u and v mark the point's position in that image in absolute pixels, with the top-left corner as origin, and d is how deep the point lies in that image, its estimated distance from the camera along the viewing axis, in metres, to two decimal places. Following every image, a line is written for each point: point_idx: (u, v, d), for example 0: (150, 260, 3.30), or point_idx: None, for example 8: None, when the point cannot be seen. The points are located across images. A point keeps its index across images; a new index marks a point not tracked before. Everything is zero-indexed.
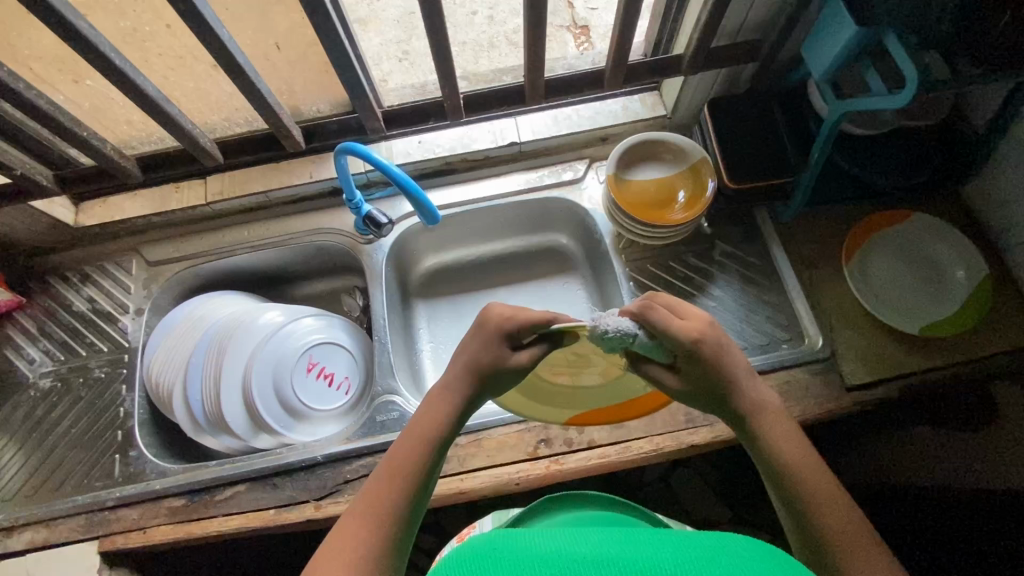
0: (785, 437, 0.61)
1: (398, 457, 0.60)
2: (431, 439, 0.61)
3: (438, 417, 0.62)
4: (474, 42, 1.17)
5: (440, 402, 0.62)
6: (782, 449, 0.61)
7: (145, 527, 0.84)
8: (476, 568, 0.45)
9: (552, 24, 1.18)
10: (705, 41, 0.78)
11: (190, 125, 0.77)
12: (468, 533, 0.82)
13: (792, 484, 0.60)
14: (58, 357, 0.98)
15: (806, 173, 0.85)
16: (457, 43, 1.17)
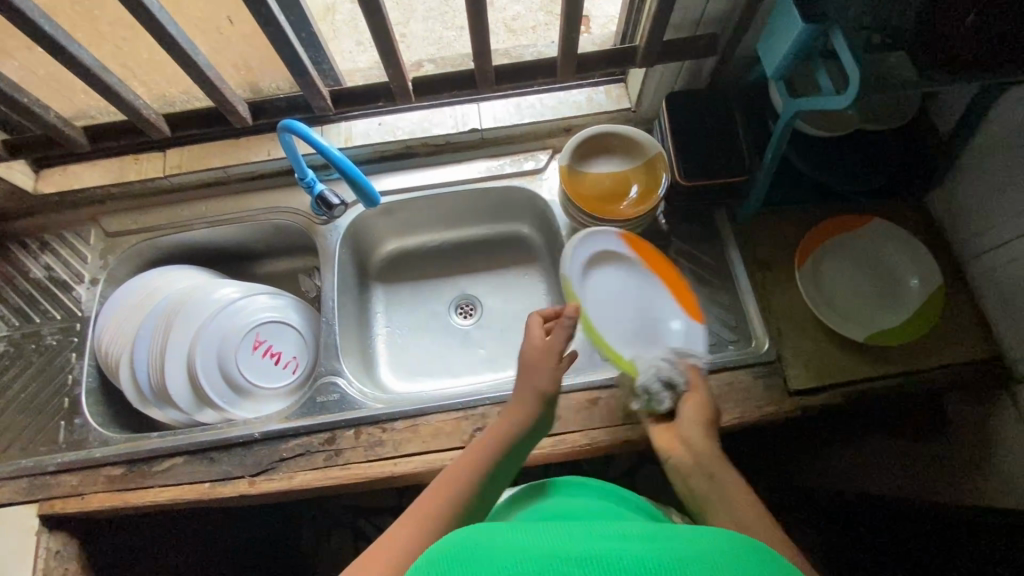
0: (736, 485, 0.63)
1: (441, 491, 0.62)
2: (478, 474, 0.64)
3: (505, 430, 0.69)
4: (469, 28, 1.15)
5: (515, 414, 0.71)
6: (716, 483, 0.64)
7: (84, 493, 0.85)
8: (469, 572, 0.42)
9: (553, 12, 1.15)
10: (657, 32, 0.76)
11: (132, 97, 0.77)
12: None
13: (721, 513, 0.61)
14: (13, 322, 0.99)
15: (760, 172, 0.84)
16: (457, 28, 1.14)
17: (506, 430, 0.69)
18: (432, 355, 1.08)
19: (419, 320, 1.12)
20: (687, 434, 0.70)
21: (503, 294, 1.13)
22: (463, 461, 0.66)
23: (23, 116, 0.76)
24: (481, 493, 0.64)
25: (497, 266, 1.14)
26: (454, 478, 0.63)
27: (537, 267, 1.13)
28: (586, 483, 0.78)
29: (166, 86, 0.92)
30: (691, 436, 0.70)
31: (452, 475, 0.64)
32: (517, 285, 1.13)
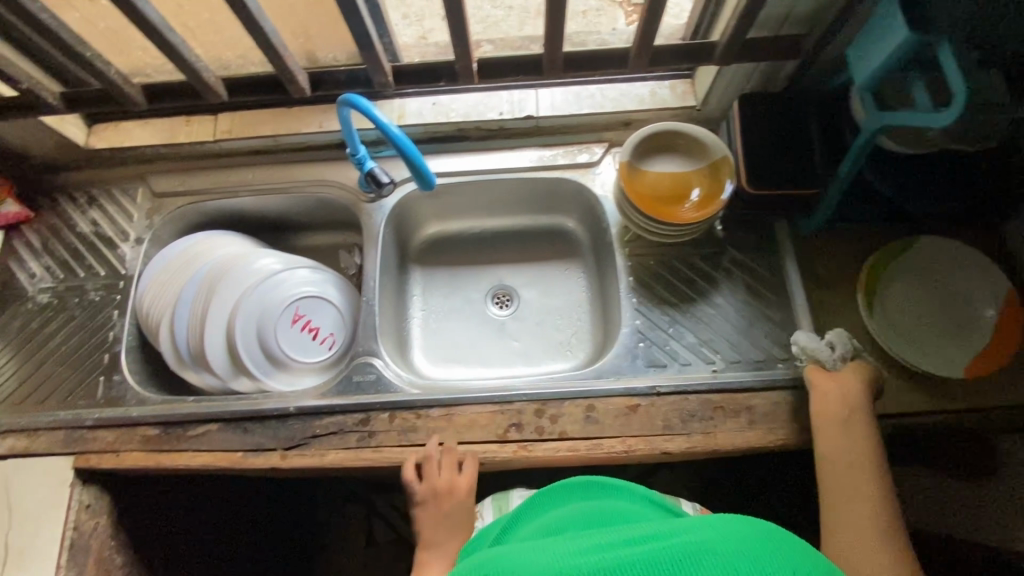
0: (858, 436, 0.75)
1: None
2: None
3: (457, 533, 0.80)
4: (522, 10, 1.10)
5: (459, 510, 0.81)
6: (849, 438, 0.75)
7: (119, 450, 0.86)
8: None
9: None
10: (741, 28, 0.71)
11: (194, 58, 0.75)
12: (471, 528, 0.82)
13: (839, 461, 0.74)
14: (57, 275, 1.00)
15: (832, 187, 0.79)
16: (515, 9, 1.11)
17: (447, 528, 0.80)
18: (466, 342, 1.07)
19: (456, 307, 1.10)
20: (844, 381, 0.78)
21: (543, 287, 1.10)
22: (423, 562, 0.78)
23: (85, 70, 0.75)
24: None
25: (538, 259, 1.11)
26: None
27: (580, 263, 1.10)
28: (597, 483, 0.75)
29: (224, 50, 0.92)
30: (852, 400, 0.77)
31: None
32: (557, 280, 1.10)
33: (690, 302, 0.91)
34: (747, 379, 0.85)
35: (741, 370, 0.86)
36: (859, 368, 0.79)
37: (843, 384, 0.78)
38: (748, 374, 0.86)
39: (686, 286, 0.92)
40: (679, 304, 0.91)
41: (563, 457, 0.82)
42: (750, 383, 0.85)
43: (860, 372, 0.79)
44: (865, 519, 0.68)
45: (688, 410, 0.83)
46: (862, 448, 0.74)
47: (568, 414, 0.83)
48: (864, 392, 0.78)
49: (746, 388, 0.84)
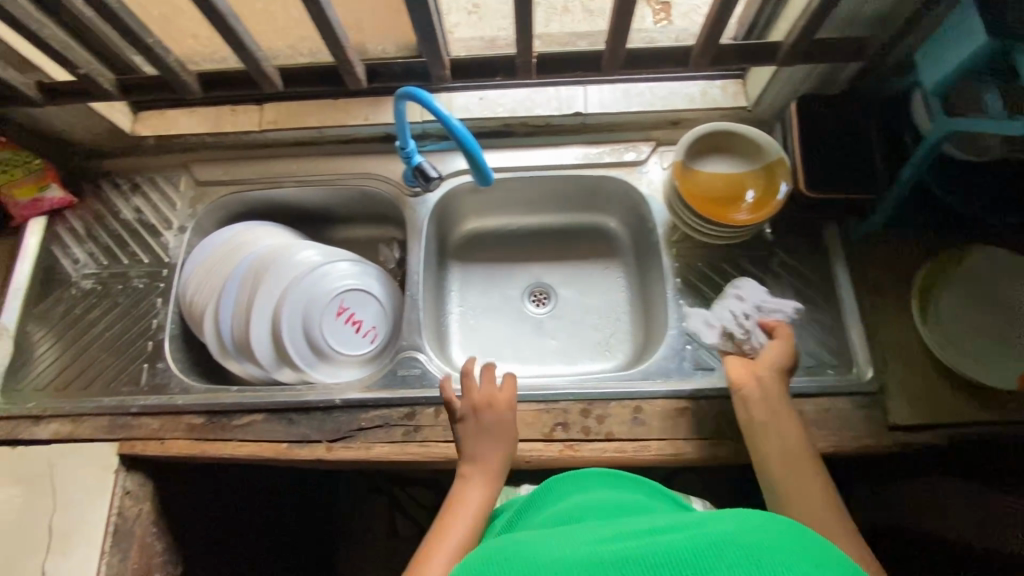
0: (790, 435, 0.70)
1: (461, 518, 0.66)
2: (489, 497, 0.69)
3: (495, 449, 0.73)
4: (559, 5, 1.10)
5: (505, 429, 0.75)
6: (782, 439, 0.70)
7: (164, 438, 0.87)
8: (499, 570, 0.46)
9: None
10: (810, 29, 0.70)
11: (255, 47, 0.74)
12: None
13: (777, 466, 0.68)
14: (101, 261, 1.00)
15: (891, 193, 0.78)
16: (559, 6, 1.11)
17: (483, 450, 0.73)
18: (503, 339, 1.06)
19: (494, 303, 1.09)
20: (764, 379, 0.75)
21: (582, 286, 1.09)
22: (462, 484, 0.70)
23: (146, 58, 0.74)
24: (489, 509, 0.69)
25: (577, 257, 1.11)
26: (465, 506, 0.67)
27: (619, 263, 1.09)
28: (609, 475, 0.71)
29: (275, 40, 0.91)
30: (767, 383, 0.74)
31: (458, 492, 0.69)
32: (596, 279, 1.09)
33: None
34: (796, 384, 0.84)
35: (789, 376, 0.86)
36: (774, 351, 0.77)
37: (761, 380, 0.75)
38: (797, 380, 0.85)
39: None
40: None
41: (610, 458, 0.81)
42: (799, 388, 0.84)
43: (779, 351, 0.77)
44: (817, 503, 0.63)
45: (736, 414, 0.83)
46: (788, 431, 0.70)
47: (614, 414, 0.83)
48: (778, 376, 0.75)
49: (795, 393, 0.83)
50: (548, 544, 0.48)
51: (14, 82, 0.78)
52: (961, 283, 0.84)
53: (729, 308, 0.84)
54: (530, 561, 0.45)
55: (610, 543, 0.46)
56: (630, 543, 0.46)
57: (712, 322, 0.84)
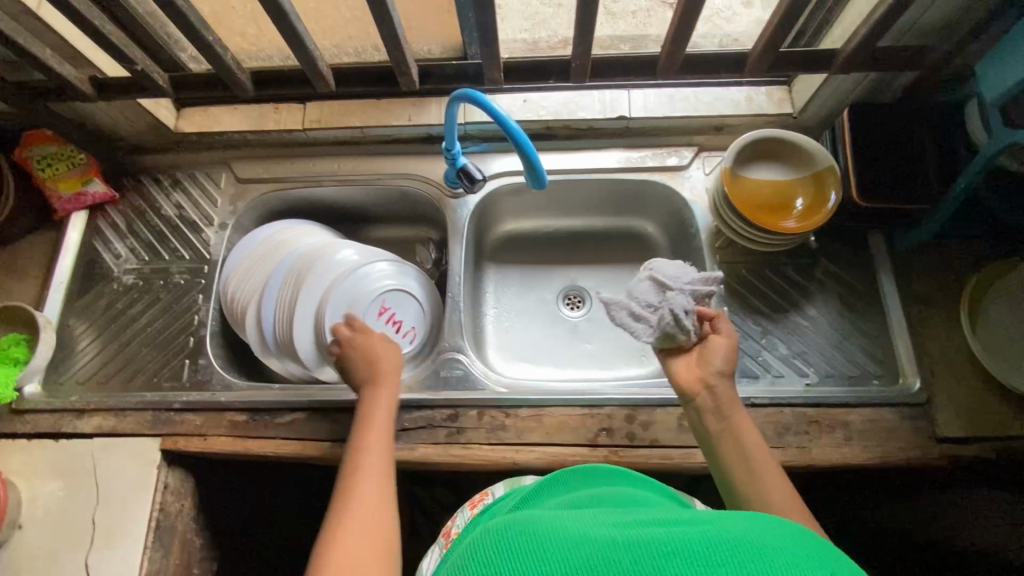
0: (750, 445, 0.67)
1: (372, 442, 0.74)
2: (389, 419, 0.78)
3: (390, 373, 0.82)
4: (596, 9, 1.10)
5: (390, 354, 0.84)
6: (739, 451, 0.67)
7: (207, 434, 0.87)
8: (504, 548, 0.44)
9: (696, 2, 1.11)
10: (872, 37, 0.70)
11: (313, 46, 0.73)
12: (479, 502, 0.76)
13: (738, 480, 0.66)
14: (142, 257, 1.01)
15: (944, 203, 0.77)
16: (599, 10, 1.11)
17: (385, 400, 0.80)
18: (538, 342, 1.05)
19: (529, 305, 1.09)
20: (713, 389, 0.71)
21: (618, 290, 1.09)
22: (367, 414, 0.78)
23: (204, 56, 0.74)
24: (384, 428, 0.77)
25: (613, 262, 1.10)
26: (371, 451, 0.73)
27: None
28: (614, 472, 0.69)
29: (322, 39, 0.92)
30: (719, 392, 0.71)
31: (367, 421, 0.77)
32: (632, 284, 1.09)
33: (782, 313, 0.90)
34: (842, 394, 0.84)
35: (835, 385, 0.85)
36: (714, 353, 0.73)
37: (712, 391, 0.71)
38: (843, 389, 0.84)
39: (779, 297, 0.90)
40: (771, 314, 0.90)
41: (655, 465, 0.81)
42: (846, 398, 0.83)
43: (722, 351, 0.73)
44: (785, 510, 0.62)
45: (783, 422, 0.82)
46: (748, 437, 0.68)
47: (659, 421, 0.82)
48: (722, 378, 0.72)
49: (842, 403, 0.83)
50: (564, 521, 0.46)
51: (69, 76, 0.78)
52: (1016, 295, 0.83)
53: (665, 297, 0.74)
54: (540, 537, 0.43)
55: (626, 530, 0.44)
56: (644, 531, 0.43)
57: (645, 315, 0.74)
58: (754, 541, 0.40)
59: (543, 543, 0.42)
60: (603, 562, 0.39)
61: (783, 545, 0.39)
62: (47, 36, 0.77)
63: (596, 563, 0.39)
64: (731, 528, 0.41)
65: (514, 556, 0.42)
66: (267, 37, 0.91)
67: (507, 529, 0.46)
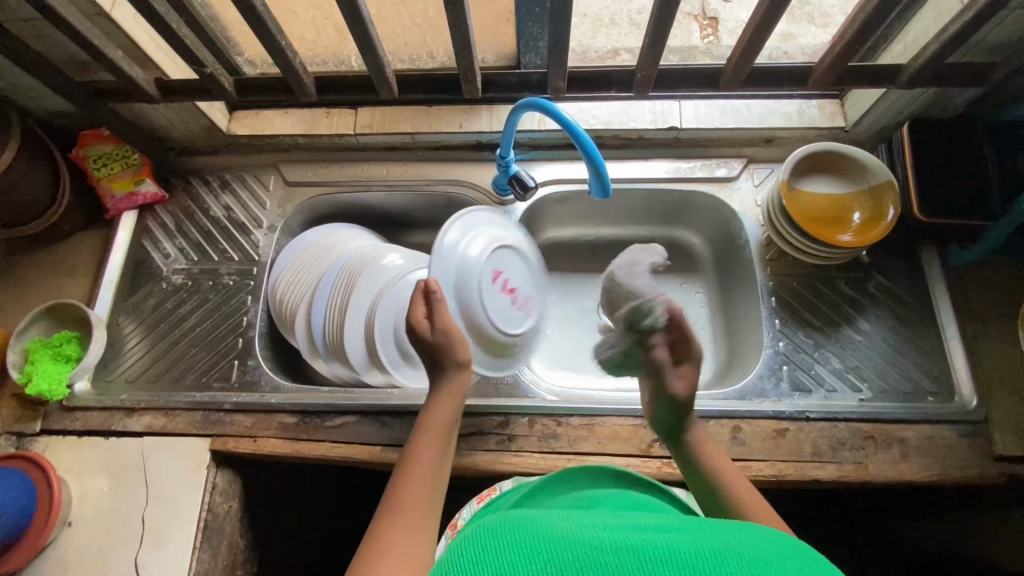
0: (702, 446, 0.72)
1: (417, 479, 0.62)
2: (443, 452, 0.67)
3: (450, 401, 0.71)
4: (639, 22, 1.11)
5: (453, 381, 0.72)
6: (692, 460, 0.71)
7: (256, 435, 0.87)
8: (504, 540, 0.45)
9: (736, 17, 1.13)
10: (943, 53, 0.70)
11: (383, 52, 0.74)
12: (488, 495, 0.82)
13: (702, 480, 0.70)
14: (191, 257, 1.01)
15: (1006, 220, 0.76)
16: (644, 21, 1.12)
17: (442, 411, 0.70)
18: (580, 351, 1.05)
19: (570, 315, 1.08)
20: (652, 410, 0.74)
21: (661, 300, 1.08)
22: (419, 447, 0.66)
23: (274, 59, 0.75)
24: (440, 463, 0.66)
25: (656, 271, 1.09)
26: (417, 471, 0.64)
27: (699, 278, 1.07)
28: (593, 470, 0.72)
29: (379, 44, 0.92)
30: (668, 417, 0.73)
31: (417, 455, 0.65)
32: (675, 293, 1.07)
33: (834, 327, 0.89)
34: (897, 410, 0.83)
35: (889, 400, 0.84)
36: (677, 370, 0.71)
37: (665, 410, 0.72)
38: (897, 405, 0.83)
39: (831, 310, 0.90)
40: (823, 327, 0.89)
41: None
42: (902, 414, 0.82)
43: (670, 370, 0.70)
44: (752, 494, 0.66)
45: (838, 437, 0.81)
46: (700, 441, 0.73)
47: (715, 433, 0.82)
48: (673, 415, 0.72)
49: (897, 418, 0.82)
50: (555, 522, 0.47)
51: (136, 78, 0.79)
52: None
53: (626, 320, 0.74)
54: (532, 536, 0.45)
55: (613, 532, 0.45)
56: (631, 536, 0.44)
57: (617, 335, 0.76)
58: (740, 551, 0.41)
59: (534, 544, 0.44)
60: (589, 563, 0.41)
61: (766, 557, 0.41)
62: (116, 37, 0.78)
63: (586, 564, 0.41)
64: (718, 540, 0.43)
65: (505, 550, 0.43)
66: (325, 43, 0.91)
67: (500, 526, 0.48)
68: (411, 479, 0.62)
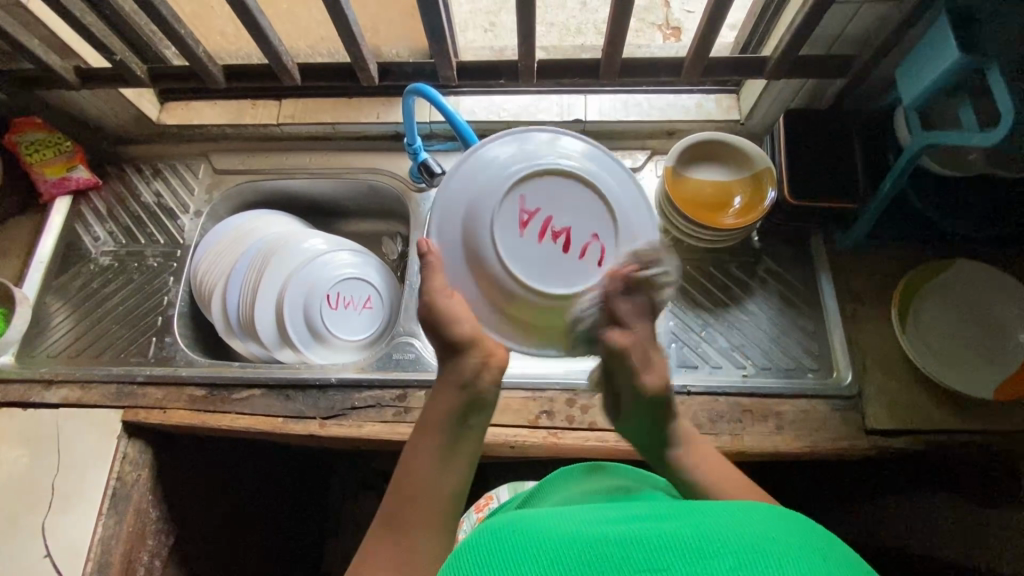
0: (704, 460, 0.67)
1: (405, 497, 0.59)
2: (436, 466, 0.61)
3: (444, 412, 0.64)
4: (559, 25, 1.16)
5: (444, 390, 0.65)
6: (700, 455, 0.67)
7: (166, 407, 0.91)
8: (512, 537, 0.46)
9: (641, 19, 1.16)
10: (794, 45, 0.75)
11: (277, 41, 0.80)
12: (488, 506, 0.92)
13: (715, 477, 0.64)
14: (120, 240, 1.05)
15: (874, 202, 0.82)
16: (548, 24, 1.17)
17: (443, 413, 0.63)
18: None
19: None
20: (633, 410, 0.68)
21: None
22: (413, 457, 0.62)
23: (177, 47, 0.81)
24: (443, 480, 0.61)
25: None
26: (422, 466, 0.61)
27: None
28: (576, 472, 0.74)
29: (296, 39, 0.98)
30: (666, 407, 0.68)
31: (412, 467, 0.61)
32: None
33: (723, 308, 0.93)
34: (776, 385, 0.87)
35: (770, 376, 0.88)
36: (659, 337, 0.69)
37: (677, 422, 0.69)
38: (776, 380, 0.87)
39: (721, 292, 0.94)
40: (713, 308, 0.93)
41: (592, 447, 0.84)
42: (780, 390, 0.86)
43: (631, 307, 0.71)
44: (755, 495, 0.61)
45: (717, 410, 0.85)
46: (690, 456, 0.67)
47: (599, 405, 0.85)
48: (652, 430, 0.68)
49: (775, 394, 0.86)
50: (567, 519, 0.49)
51: (54, 65, 0.85)
52: (947, 297, 0.87)
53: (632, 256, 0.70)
54: (533, 534, 0.46)
55: (617, 524, 0.47)
56: (642, 524, 0.46)
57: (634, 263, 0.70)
58: (743, 532, 0.42)
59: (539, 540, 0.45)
60: (593, 554, 0.42)
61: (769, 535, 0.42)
62: (34, 26, 0.83)
63: (586, 555, 0.42)
64: (724, 523, 0.44)
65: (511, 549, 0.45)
66: (243, 36, 0.96)
67: (506, 525, 0.49)
68: (403, 497, 0.59)
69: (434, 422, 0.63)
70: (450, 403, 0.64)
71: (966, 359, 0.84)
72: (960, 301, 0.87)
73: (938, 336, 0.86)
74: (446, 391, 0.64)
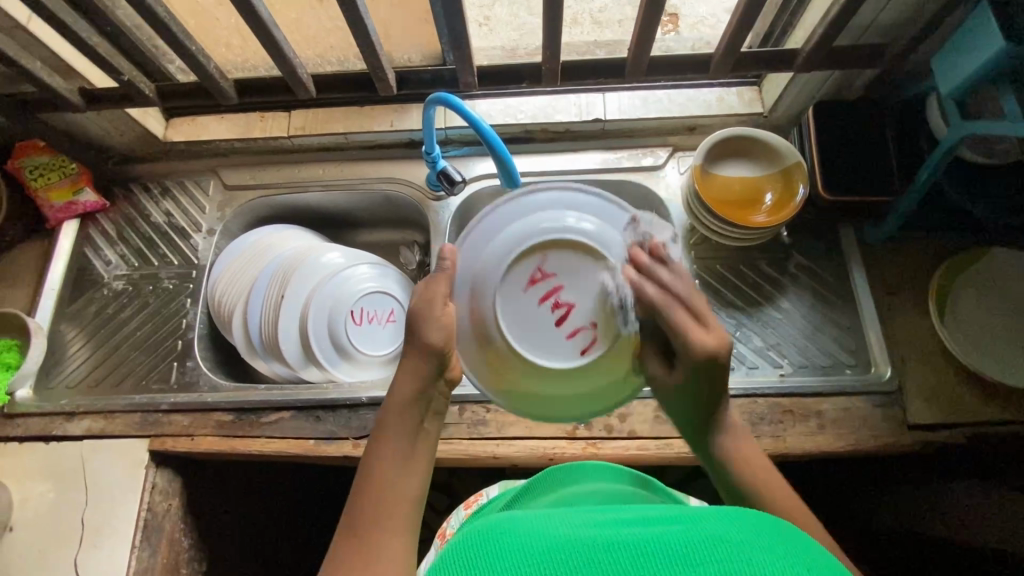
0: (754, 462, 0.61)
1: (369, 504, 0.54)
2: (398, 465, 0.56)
3: (405, 398, 0.58)
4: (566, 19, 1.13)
5: (407, 376, 0.58)
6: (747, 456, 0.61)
7: (193, 434, 0.89)
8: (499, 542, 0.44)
9: None
10: (829, 37, 0.73)
11: (292, 54, 0.78)
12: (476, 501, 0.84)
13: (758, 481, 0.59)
14: (132, 263, 1.03)
15: (908, 195, 0.80)
16: None
17: (399, 404, 0.58)
18: None
19: None
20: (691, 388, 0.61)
21: None
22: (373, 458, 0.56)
23: (188, 65, 0.78)
24: (402, 478, 0.56)
25: None
26: (376, 472, 0.55)
27: None
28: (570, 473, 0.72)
29: (304, 48, 0.94)
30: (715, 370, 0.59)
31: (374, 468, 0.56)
32: None
33: (756, 306, 0.92)
34: (815, 383, 0.85)
35: (808, 375, 0.87)
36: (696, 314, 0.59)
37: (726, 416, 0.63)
38: (815, 378, 0.86)
39: (753, 290, 0.93)
40: (745, 307, 0.92)
41: (632, 456, 0.82)
42: (820, 388, 0.84)
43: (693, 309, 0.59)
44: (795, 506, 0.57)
45: (758, 413, 0.83)
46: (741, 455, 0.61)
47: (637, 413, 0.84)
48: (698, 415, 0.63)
49: (816, 393, 0.84)
50: (543, 522, 0.48)
51: (59, 88, 0.82)
52: (984, 286, 0.86)
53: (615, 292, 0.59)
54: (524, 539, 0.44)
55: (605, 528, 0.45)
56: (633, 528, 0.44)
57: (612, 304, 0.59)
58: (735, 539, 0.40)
59: (516, 546, 0.43)
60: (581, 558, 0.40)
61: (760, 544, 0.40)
62: (37, 49, 0.80)
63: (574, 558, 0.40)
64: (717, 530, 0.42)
65: (501, 551, 0.43)
66: (251, 47, 0.92)
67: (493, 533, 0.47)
68: (369, 501, 0.54)
69: (392, 419, 0.58)
70: (407, 395, 0.58)
71: (1009, 349, 0.83)
72: (999, 290, 0.86)
73: (980, 329, 0.85)
74: (409, 381, 0.58)
